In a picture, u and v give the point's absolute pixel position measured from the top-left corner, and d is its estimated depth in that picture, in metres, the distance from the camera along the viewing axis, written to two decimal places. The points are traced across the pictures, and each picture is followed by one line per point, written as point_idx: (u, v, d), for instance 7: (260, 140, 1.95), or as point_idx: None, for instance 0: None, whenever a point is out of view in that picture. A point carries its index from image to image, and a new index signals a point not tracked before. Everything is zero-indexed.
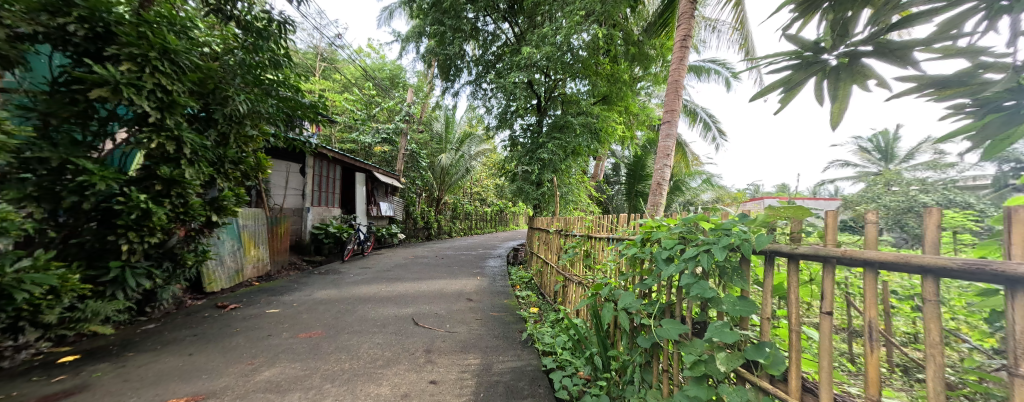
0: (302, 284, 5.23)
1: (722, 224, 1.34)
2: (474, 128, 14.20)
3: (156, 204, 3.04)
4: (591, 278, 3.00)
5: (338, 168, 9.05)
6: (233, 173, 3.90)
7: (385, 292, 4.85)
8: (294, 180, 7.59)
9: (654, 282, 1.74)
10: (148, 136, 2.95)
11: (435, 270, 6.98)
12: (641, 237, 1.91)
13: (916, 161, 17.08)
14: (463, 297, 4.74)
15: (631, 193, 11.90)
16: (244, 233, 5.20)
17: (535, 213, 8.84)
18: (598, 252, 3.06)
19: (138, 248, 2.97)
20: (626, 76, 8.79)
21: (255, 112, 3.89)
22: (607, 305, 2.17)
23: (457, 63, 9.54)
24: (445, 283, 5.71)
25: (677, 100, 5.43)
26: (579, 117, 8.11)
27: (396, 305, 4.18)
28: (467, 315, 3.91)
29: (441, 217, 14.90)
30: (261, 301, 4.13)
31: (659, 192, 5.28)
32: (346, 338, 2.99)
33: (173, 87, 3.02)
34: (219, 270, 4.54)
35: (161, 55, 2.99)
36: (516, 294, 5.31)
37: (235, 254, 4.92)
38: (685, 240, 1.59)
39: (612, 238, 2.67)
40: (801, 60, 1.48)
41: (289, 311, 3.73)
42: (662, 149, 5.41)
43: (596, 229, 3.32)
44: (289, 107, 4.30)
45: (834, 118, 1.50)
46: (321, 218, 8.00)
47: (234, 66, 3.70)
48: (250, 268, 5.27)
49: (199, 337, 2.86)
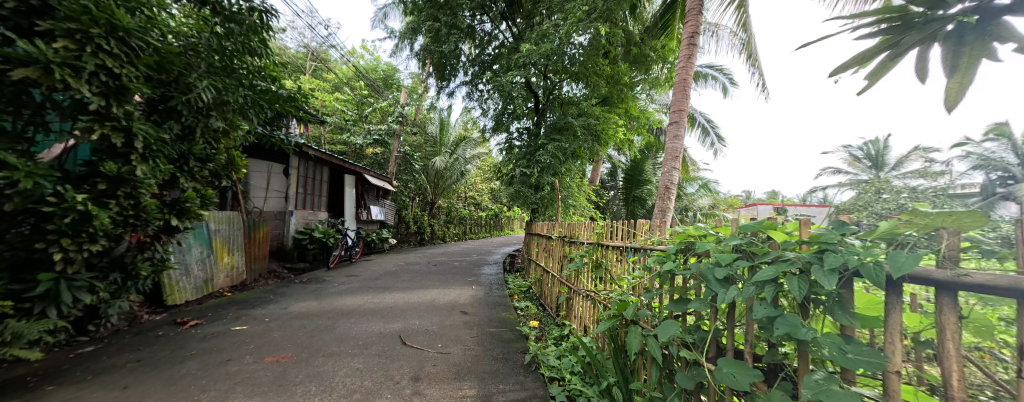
0: (280, 295, 4.77)
1: (818, 236, 0.92)
2: (469, 131, 13.84)
3: (98, 206, 2.64)
4: (604, 294, 2.64)
5: (326, 169, 8.58)
6: (198, 172, 3.48)
7: (371, 304, 4.42)
8: (276, 181, 7.25)
9: (701, 306, 1.34)
10: (88, 127, 2.49)
11: (427, 277, 6.57)
12: (676, 249, 1.54)
13: (906, 168, 17.21)
14: (457, 310, 4.33)
15: (629, 199, 11.68)
16: (216, 238, 4.76)
17: (532, 218, 8.46)
18: (613, 264, 2.69)
19: (76, 258, 2.60)
20: (627, 77, 8.50)
21: (224, 104, 3.43)
22: (632, 330, 1.78)
23: (452, 62, 9.18)
24: (438, 292, 5.30)
25: (685, 99, 5.10)
26: (579, 118, 7.82)
27: (382, 319, 3.76)
28: (461, 331, 3.51)
29: (434, 222, 14.48)
30: (229, 315, 3.69)
31: (667, 197, 4.95)
32: (320, 363, 2.57)
33: (124, 70, 2.58)
34: (184, 280, 4.11)
35: (108, 33, 2.53)
36: (514, 305, 4.90)
37: (205, 261, 4.49)
38: (747, 255, 1.20)
39: (632, 249, 2.30)
40: (903, 19, 1.04)
41: (259, 329, 3.30)
42: (670, 151, 5.06)
43: (608, 236, 2.97)
44: (266, 100, 3.90)
45: (948, 100, 1.05)
46: (306, 222, 7.55)
47: (201, 52, 3.29)
48: (222, 277, 4.82)
49: (142, 364, 2.45)
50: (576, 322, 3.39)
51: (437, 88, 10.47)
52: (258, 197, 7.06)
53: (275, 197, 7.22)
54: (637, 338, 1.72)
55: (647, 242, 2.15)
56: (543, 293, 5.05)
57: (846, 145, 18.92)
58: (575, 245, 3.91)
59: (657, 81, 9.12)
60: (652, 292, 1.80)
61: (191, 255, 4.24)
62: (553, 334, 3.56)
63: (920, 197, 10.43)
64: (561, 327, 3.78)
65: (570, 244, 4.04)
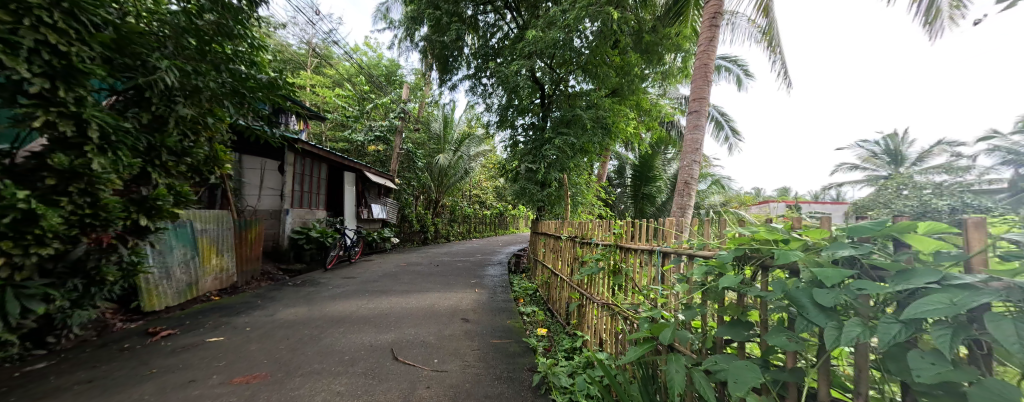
0: (269, 300, 4.45)
1: None
2: (473, 128, 13.53)
3: (46, 205, 2.32)
4: (626, 306, 2.29)
5: (325, 167, 8.27)
6: (172, 166, 3.17)
7: (365, 310, 4.09)
8: (270, 179, 6.98)
9: (783, 340, 0.97)
10: (30, 112, 2.17)
11: (428, 279, 6.24)
12: (730, 257, 1.21)
13: (926, 163, 16.61)
14: (457, 317, 3.98)
15: (638, 196, 11.28)
16: (202, 239, 4.46)
17: (539, 216, 8.12)
18: (636, 270, 2.34)
19: (24, 263, 2.28)
20: (638, 68, 8.11)
21: (197, 91, 3.11)
22: (673, 360, 1.41)
23: (454, 53, 8.84)
24: (439, 296, 4.96)
25: (706, 86, 4.70)
26: (588, 111, 7.44)
27: (375, 329, 3.42)
28: (461, 343, 3.16)
29: (437, 220, 14.18)
30: (208, 324, 3.36)
31: (686, 193, 4.55)
32: (296, 385, 2.25)
33: (73, 48, 2.24)
34: (164, 284, 3.78)
35: (53, 6, 2.19)
36: (520, 311, 4.55)
37: (189, 264, 4.19)
38: (868, 273, 0.85)
39: (664, 255, 1.96)
40: None
41: (237, 341, 2.97)
42: (690, 142, 4.66)
43: (627, 238, 2.61)
44: (248, 88, 3.49)
45: None
46: (303, 221, 7.27)
47: (171, 33, 3.00)
48: (209, 280, 4.52)
49: (94, 386, 2.14)
50: (591, 333, 3.09)
51: (439, 81, 10.16)
52: (252, 195, 6.76)
53: (269, 194, 6.93)
54: (680, 371, 1.35)
55: (683, 246, 1.80)
56: (551, 297, 4.70)
57: (863, 141, 18.37)
58: (587, 247, 3.53)
59: (669, 72, 8.70)
60: (695, 310, 1.44)
61: (172, 257, 3.93)
62: (564, 346, 3.23)
63: (945, 193, 9.97)
64: (573, 338, 3.44)
65: (582, 245, 3.68)
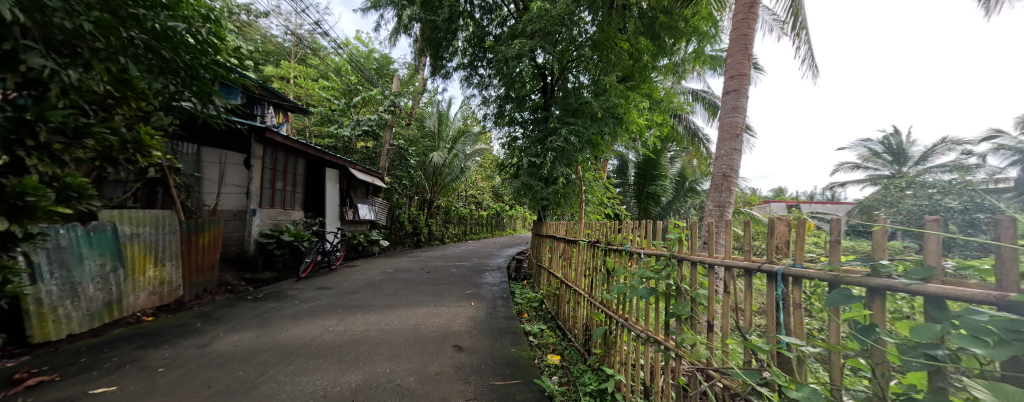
0: (215, 320, 3.58)
1: None
2: (470, 125, 12.74)
3: None
4: (702, 354, 1.50)
5: (302, 162, 7.38)
6: (60, 150, 2.38)
7: (333, 335, 3.24)
8: (234, 175, 6.09)
9: None
10: None
11: (417, 289, 5.39)
12: None
13: (932, 162, 16.11)
14: (448, 344, 3.13)
15: (643, 195, 10.50)
16: (133, 245, 3.61)
17: (542, 217, 7.34)
18: (716, 299, 1.56)
19: None
20: (648, 54, 7.35)
21: (92, 46, 2.29)
22: None
23: (448, 37, 8.02)
24: (428, 312, 4.15)
25: (746, 60, 3.91)
26: (597, 99, 6.66)
27: (337, 366, 2.57)
28: (450, 388, 2.32)
29: (431, 222, 13.36)
30: (109, 362, 2.47)
31: (725, 189, 3.83)
32: None
33: None
34: (67, 305, 2.92)
35: None
36: (525, 331, 3.74)
37: (109, 278, 3.32)
38: None
39: (804, 285, 1.12)
40: None
41: (138, 389, 2.12)
42: (728, 127, 3.90)
43: (694, 249, 1.78)
44: (172, 49, 2.68)
45: None
46: (274, 223, 6.43)
47: None
48: (142, 296, 3.67)
49: None
50: (625, 372, 2.30)
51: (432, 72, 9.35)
52: (212, 193, 5.85)
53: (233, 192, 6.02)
54: None
55: (846, 266, 0.99)
56: (562, 313, 3.90)
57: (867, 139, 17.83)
58: (617, 256, 2.69)
59: (681, 61, 7.96)
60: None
61: (82, 270, 3.08)
62: (588, 387, 2.49)
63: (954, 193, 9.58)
64: (598, 374, 2.66)
65: (607, 254, 2.86)
